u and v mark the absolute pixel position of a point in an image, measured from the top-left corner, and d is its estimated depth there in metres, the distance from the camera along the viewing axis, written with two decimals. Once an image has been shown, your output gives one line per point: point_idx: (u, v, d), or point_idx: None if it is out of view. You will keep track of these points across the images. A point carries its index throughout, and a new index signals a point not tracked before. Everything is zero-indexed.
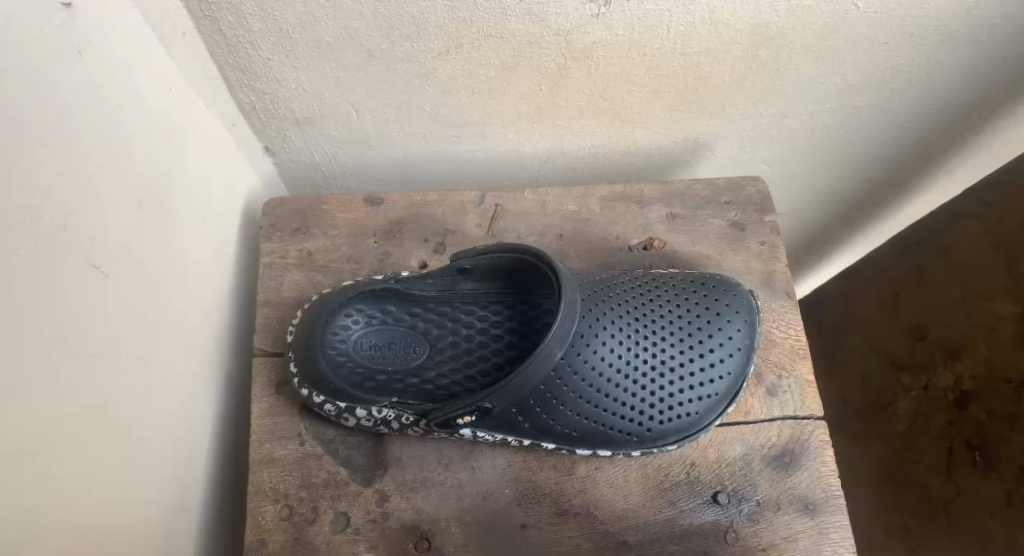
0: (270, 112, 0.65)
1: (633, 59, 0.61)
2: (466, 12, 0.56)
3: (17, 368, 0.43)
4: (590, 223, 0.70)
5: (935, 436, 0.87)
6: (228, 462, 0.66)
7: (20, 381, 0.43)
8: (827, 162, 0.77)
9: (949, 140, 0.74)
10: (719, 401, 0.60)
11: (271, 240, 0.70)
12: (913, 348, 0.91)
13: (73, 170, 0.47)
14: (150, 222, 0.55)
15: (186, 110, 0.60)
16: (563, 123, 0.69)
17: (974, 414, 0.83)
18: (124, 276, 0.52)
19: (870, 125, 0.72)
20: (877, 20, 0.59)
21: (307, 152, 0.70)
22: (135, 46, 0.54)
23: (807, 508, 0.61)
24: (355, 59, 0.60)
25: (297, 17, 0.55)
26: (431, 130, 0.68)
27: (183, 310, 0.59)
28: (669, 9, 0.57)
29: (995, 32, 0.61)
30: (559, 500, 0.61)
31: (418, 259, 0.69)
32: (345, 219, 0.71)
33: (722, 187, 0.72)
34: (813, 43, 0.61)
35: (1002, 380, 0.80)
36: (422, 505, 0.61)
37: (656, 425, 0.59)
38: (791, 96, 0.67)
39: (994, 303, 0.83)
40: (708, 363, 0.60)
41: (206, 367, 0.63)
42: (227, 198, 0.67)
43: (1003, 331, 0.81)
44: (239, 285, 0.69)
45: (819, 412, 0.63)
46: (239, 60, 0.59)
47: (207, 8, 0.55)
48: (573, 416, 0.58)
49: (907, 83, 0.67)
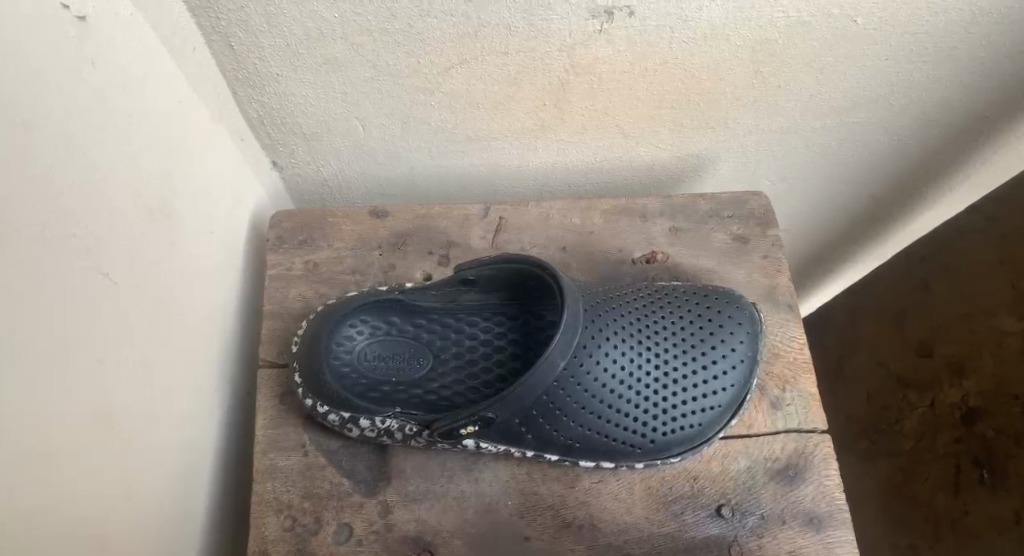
0: (278, 126, 0.66)
1: (635, 74, 0.62)
2: (471, 28, 0.57)
3: (14, 365, 0.42)
4: (594, 236, 0.71)
5: (943, 455, 0.85)
6: (232, 474, 0.67)
7: (19, 375, 0.43)
8: (828, 179, 0.77)
9: (948, 155, 0.74)
10: (722, 412, 0.60)
11: (277, 252, 0.70)
12: (918, 364, 0.90)
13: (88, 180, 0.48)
14: (160, 234, 0.56)
15: (196, 121, 0.60)
16: (567, 139, 0.69)
17: (982, 431, 0.80)
18: (136, 285, 0.53)
19: (872, 142, 0.72)
20: (875, 38, 0.60)
21: (314, 166, 0.71)
22: (148, 59, 0.55)
23: (812, 522, 0.60)
24: (362, 74, 0.61)
25: (306, 33, 0.57)
26: (437, 144, 0.69)
27: (190, 320, 0.59)
28: (671, 24, 0.58)
29: (994, 49, 0.62)
30: (562, 513, 0.61)
31: (423, 271, 0.70)
32: (352, 231, 0.72)
33: (725, 202, 0.72)
34: (813, 58, 0.62)
35: (1008, 395, 0.77)
36: (425, 516, 0.61)
37: (659, 437, 0.59)
38: (791, 112, 0.68)
39: (1000, 318, 0.80)
40: (711, 375, 0.60)
41: (213, 379, 0.63)
42: (235, 208, 0.67)
43: (1007, 347, 0.78)
44: (245, 297, 0.70)
45: (822, 425, 0.63)
46: (247, 75, 0.61)
47: (218, 24, 0.56)
48: (576, 426, 0.58)
49: (907, 100, 0.67)
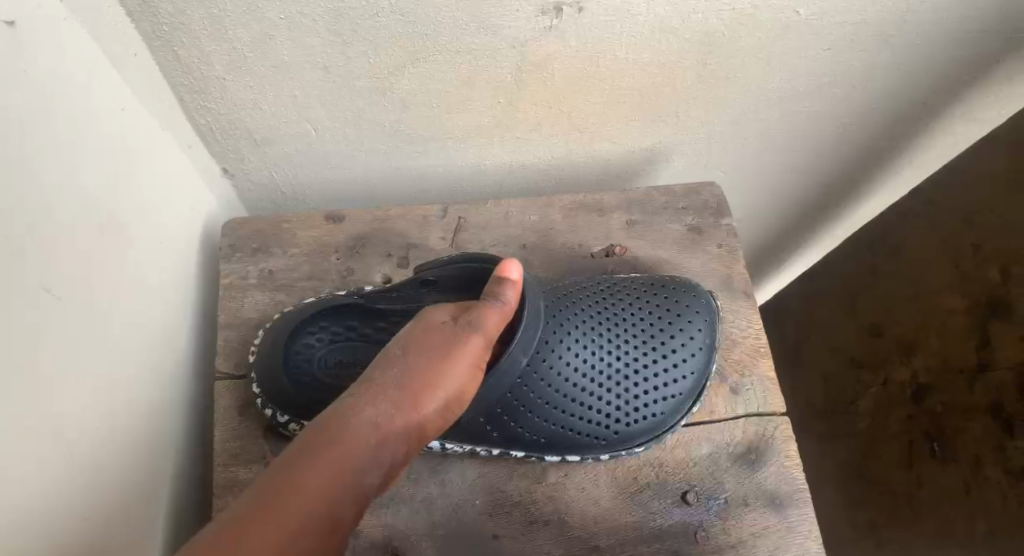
0: (228, 133, 0.65)
1: (587, 70, 0.63)
2: (420, 27, 0.57)
3: None
4: (553, 232, 0.71)
5: (895, 432, 0.91)
6: (190, 490, 0.65)
7: None
8: (780, 168, 0.79)
9: (892, 141, 0.77)
10: (684, 400, 0.62)
11: (230, 261, 0.69)
12: (873, 344, 0.94)
13: (41, 222, 0.48)
14: (108, 247, 0.54)
15: (139, 129, 0.59)
16: (522, 136, 0.70)
17: (931, 407, 0.89)
18: (79, 299, 0.51)
19: (818, 130, 0.74)
20: (817, 27, 0.61)
21: (267, 172, 0.70)
22: (89, 65, 0.53)
23: (774, 504, 0.61)
24: (313, 77, 0.60)
25: (252, 35, 0.56)
26: (393, 146, 0.69)
27: (142, 333, 0.58)
28: (618, 20, 0.58)
29: (928, 37, 0.64)
30: (529, 509, 0.61)
31: (382, 274, 0.69)
32: (307, 237, 0.71)
33: (680, 194, 0.73)
34: (760, 50, 0.63)
35: (956, 370, 0.88)
36: (392, 520, 0.61)
37: (623, 428, 0.60)
38: (741, 102, 0.69)
39: (943, 299, 0.91)
40: (672, 363, 0.61)
41: (167, 393, 0.62)
42: (186, 219, 0.66)
43: (955, 325, 0.89)
44: (199, 309, 0.69)
45: (781, 409, 0.64)
46: (195, 82, 0.59)
47: (161, 29, 0.55)
48: (541, 422, 0.58)
49: (850, 89, 0.69)
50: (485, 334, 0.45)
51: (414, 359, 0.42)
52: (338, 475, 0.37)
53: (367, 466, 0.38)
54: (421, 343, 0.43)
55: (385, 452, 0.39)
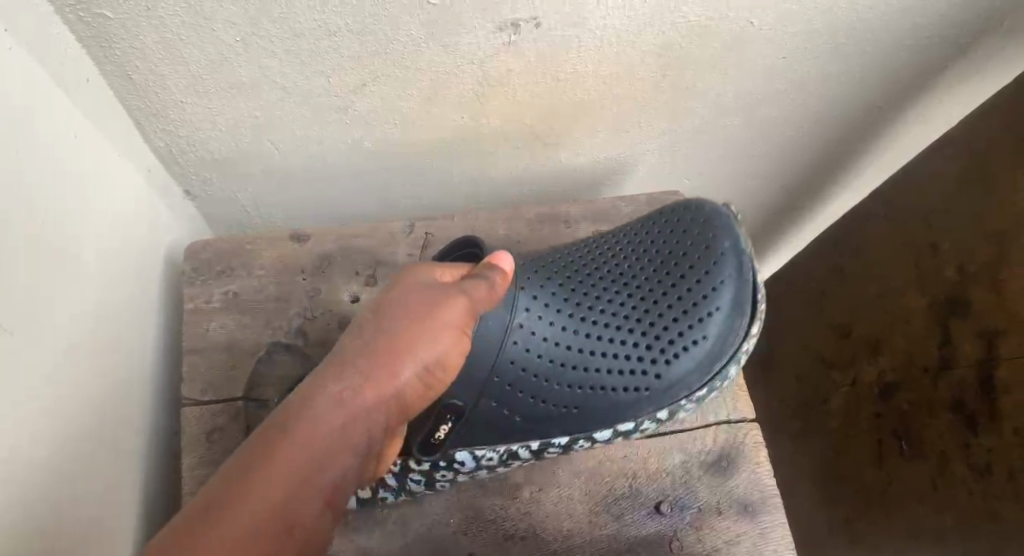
0: (187, 155, 0.64)
1: (547, 84, 0.63)
2: (378, 46, 0.57)
3: None
4: (521, 245, 0.71)
5: (866, 431, 0.89)
6: (158, 519, 0.64)
7: None
8: (743, 173, 0.80)
9: (850, 145, 0.78)
10: (726, 320, 0.57)
11: (193, 284, 0.68)
12: (840, 344, 0.94)
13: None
14: (65, 277, 0.53)
15: (94, 155, 0.58)
16: (486, 149, 0.70)
17: (896, 405, 0.85)
18: (33, 335, 0.49)
19: (779, 135, 0.75)
20: (772, 37, 0.62)
21: (228, 193, 0.69)
22: (41, 93, 0.52)
23: (747, 511, 0.62)
24: (272, 97, 0.59)
25: (207, 57, 0.55)
26: (357, 163, 0.68)
27: (102, 363, 0.57)
28: (577, 34, 0.59)
29: (879, 44, 0.65)
30: (505, 525, 0.61)
31: (350, 292, 0.69)
32: (271, 257, 0.70)
33: (645, 202, 0.74)
34: (717, 60, 0.64)
35: (919, 368, 0.82)
36: (366, 543, 0.60)
37: (664, 371, 0.56)
38: (701, 111, 0.70)
39: (909, 296, 0.84)
40: (688, 292, 0.57)
41: (131, 422, 0.61)
42: (146, 243, 0.65)
43: (916, 323, 0.83)
44: (163, 334, 0.68)
45: (750, 414, 0.65)
46: (151, 106, 0.59)
47: (112, 54, 0.54)
48: (563, 387, 0.55)
49: (807, 96, 0.70)
50: (475, 297, 0.48)
51: (381, 334, 0.45)
52: (300, 450, 0.39)
53: (331, 441, 0.41)
54: (387, 319, 0.46)
55: (349, 427, 0.42)
